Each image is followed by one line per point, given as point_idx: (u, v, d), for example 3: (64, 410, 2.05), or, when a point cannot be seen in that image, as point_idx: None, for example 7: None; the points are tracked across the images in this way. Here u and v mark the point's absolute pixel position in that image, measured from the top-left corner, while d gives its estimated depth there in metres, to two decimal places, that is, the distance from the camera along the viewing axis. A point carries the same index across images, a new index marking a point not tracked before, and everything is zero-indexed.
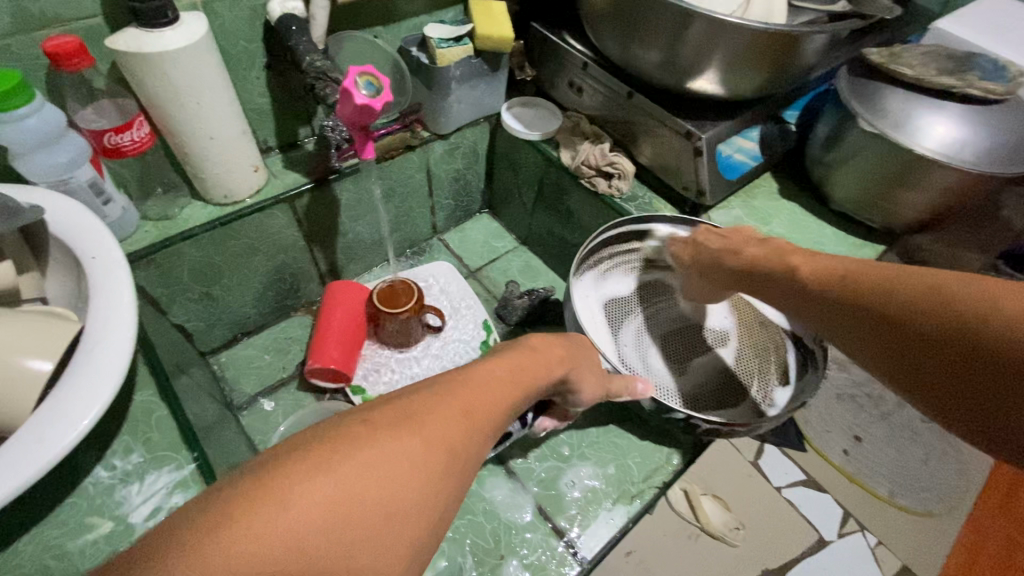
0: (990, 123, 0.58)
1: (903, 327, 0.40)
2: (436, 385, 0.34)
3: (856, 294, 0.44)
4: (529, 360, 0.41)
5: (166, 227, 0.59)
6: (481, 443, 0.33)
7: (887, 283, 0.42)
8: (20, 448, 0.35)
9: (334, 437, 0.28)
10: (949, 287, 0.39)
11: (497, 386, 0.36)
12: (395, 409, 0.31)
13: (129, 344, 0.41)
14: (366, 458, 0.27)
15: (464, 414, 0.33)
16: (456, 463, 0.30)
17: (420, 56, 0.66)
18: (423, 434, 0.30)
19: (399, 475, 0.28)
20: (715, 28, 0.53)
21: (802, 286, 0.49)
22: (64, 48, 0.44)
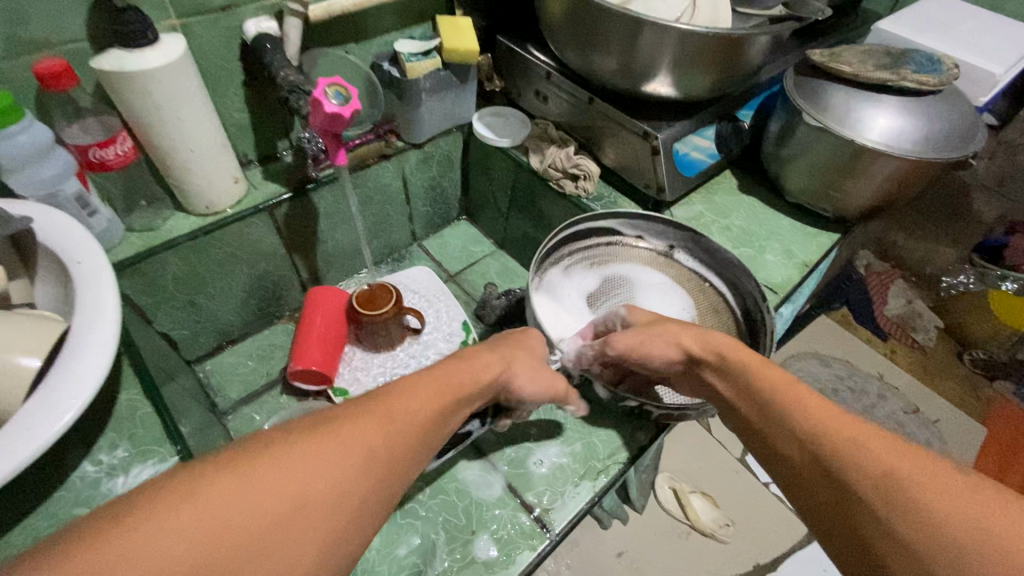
0: (926, 113, 0.62)
1: (841, 501, 0.34)
2: (368, 399, 0.35)
3: (796, 439, 0.37)
4: (467, 370, 0.43)
5: (150, 237, 0.61)
6: (411, 445, 0.34)
7: (832, 440, 0.35)
8: (9, 438, 0.37)
9: (263, 448, 0.29)
10: (903, 468, 0.32)
11: (431, 398, 0.38)
12: (324, 424, 0.32)
13: (112, 341, 0.43)
14: (284, 461, 0.28)
15: (390, 418, 0.34)
16: (381, 476, 0.32)
17: (391, 71, 0.70)
18: (346, 439, 0.31)
19: (319, 475, 0.29)
20: (662, 35, 0.57)
21: (749, 393, 0.42)
22: (52, 69, 0.47)
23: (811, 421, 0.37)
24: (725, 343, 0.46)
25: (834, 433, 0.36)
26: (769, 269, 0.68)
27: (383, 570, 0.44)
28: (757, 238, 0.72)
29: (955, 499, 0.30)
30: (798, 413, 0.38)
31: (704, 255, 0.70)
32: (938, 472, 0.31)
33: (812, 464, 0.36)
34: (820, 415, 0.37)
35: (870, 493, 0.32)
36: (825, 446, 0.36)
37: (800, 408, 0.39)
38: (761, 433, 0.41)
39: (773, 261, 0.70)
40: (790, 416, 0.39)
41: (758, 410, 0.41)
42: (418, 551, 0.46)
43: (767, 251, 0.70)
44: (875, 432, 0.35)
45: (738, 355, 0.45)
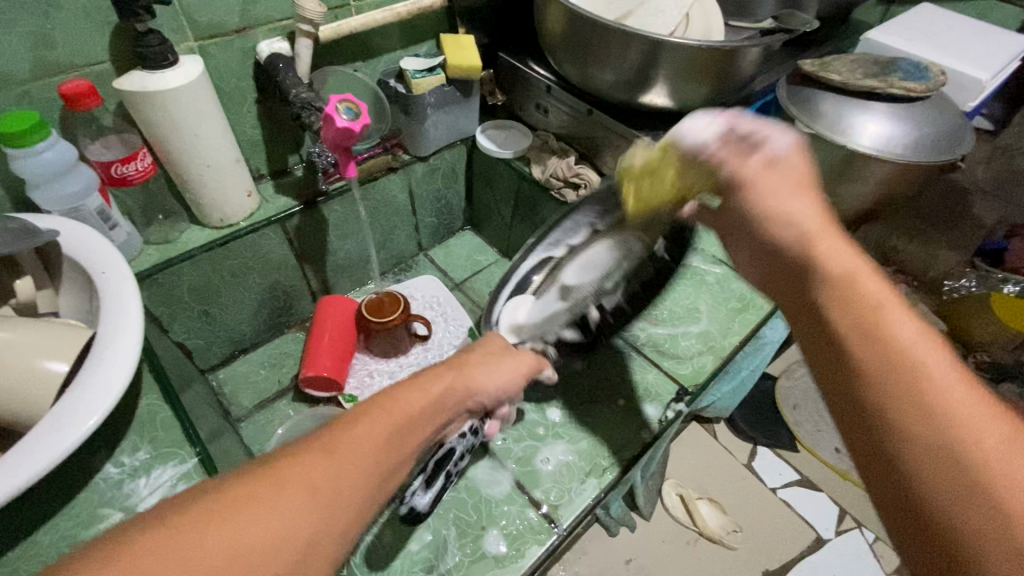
0: (914, 119, 0.64)
1: (920, 465, 0.28)
2: (309, 438, 0.32)
3: (879, 378, 0.30)
4: (421, 395, 0.38)
5: (167, 249, 0.63)
6: (364, 477, 0.31)
7: (932, 395, 0.29)
8: (40, 439, 0.39)
9: (182, 514, 0.26)
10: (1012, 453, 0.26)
11: (379, 430, 0.34)
12: (252, 477, 0.28)
13: (137, 347, 0.45)
14: (210, 525, 0.26)
15: (333, 452, 0.31)
16: (323, 528, 0.28)
17: (397, 86, 0.73)
18: (281, 486, 0.28)
19: (250, 531, 0.26)
20: (657, 48, 0.60)
21: (823, 304, 0.34)
22: (77, 90, 0.50)
23: (909, 362, 0.30)
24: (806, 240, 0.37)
25: (934, 389, 0.29)
26: None
27: (393, 566, 0.43)
28: None
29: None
30: (893, 349, 0.31)
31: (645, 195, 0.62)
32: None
33: (888, 415, 0.29)
34: (927, 357, 0.30)
35: (970, 469, 0.26)
36: (922, 395, 0.29)
37: (863, 297, 0.33)
38: (828, 356, 0.33)
39: None
40: (876, 350, 0.31)
41: (833, 325, 0.34)
42: (429, 549, 0.44)
43: None
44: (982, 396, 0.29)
45: (788, 235, 0.38)
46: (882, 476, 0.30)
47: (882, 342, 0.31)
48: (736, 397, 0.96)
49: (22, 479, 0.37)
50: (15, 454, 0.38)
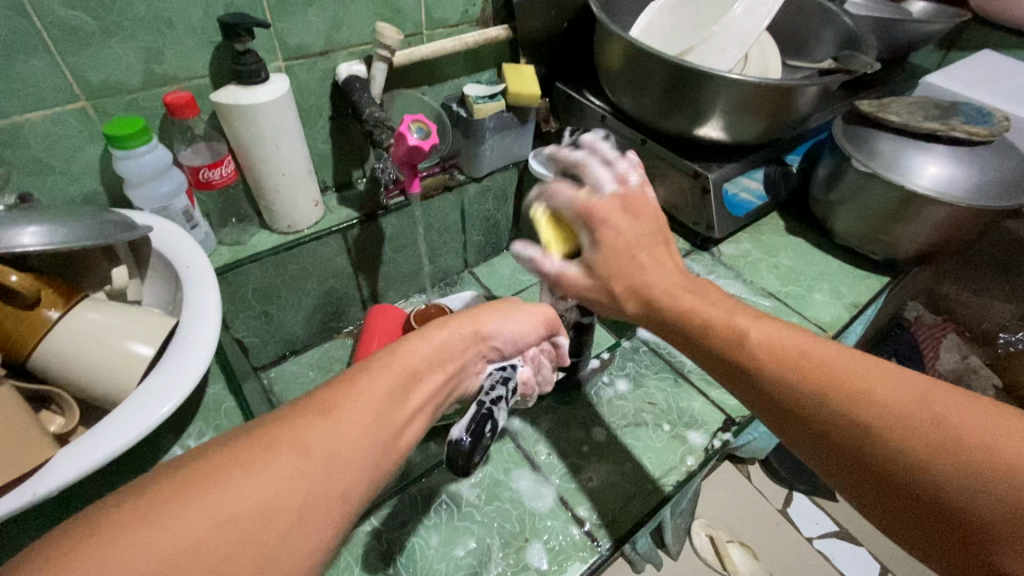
0: (976, 163, 0.64)
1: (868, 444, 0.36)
2: (299, 405, 0.33)
3: (807, 393, 0.38)
4: (418, 351, 0.40)
5: (238, 251, 0.68)
6: (365, 437, 0.33)
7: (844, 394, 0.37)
8: (127, 415, 0.42)
9: (173, 477, 0.27)
10: (906, 396, 0.36)
11: (377, 389, 0.36)
12: (245, 442, 0.30)
13: (215, 337, 0.48)
14: (214, 486, 0.27)
15: (325, 413, 0.33)
16: (325, 485, 0.30)
17: (459, 111, 0.76)
18: (276, 449, 0.30)
19: (255, 492, 0.28)
20: (715, 84, 0.62)
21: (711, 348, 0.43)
22: (178, 100, 0.55)
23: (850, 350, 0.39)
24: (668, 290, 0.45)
25: (834, 375, 0.38)
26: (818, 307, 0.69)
27: (438, 569, 0.43)
28: (805, 278, 0.73)
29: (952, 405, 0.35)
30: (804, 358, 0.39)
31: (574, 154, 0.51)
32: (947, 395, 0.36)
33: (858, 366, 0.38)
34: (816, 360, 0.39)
35: (888, 428, 0.35)
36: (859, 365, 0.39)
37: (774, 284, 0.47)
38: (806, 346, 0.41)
39: (821, 300, 0.70)
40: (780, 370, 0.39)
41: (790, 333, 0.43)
42: (471, 557, 0.44)
43: (815, 291, 0.71)
44: (869, 365, 0.38)
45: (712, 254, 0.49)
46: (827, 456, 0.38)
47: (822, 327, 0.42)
48: (772, 440, 0.94)
49: (110, 449, 0.40)
50: (107, 425, 0.41)
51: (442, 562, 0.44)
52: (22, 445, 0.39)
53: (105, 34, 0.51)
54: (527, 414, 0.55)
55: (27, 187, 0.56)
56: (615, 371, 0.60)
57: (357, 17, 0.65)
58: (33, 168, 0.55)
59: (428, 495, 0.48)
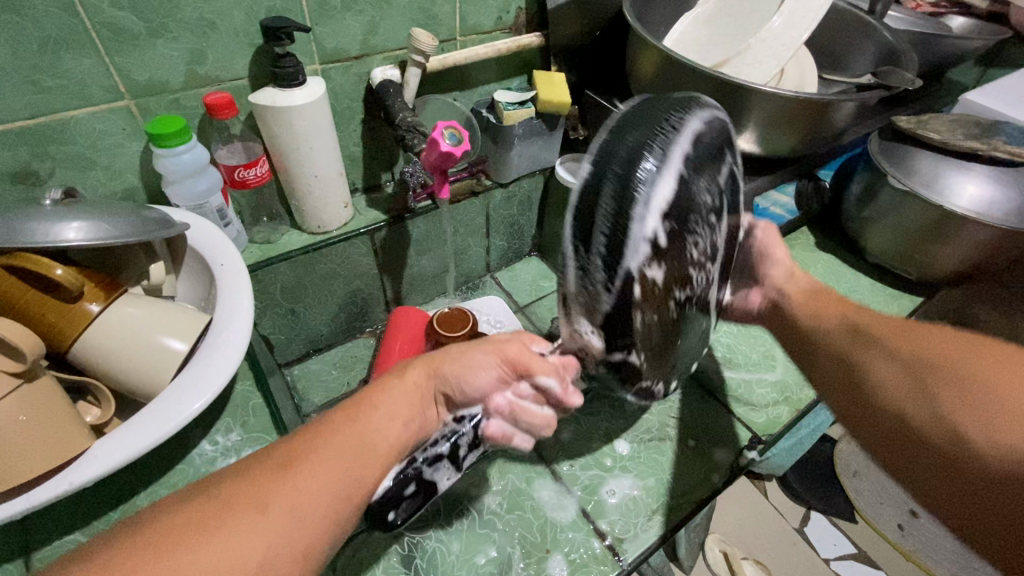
0: (1020, 184, 0.62)
1: (895, 397, 0.43)
2: (259, 462, 0.33)
3: (865, 354, 0.47)
4: (378, 401, 0.40)
5: (268, 249, 0.69)
6: (322, 497, 0.33)
7: (898, 350, 0.45)
8: (159, 410, 0.42)
9: (129, 542, 0.28)
10: (984, 370, 0.40)
11: (338, 438, 0.36)
12: (202, 502, 0.30)
13: (247, 334, 0.49)
14: (172, 560, 0.27)
15: (283, 469, 0.33)
16: (282, 543, 0.30)
17: (489, 116, 0.77)
18: (232, 511, 0.30)
19: (207, 556, 0.28)
20: (749, 96, 0.61)
21: (803, 326, 0.54)
22: (219, 101, 0.56)
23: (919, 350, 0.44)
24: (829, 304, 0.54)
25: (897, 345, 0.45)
26: None
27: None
28: None
29: (1000, 376, 0.39)
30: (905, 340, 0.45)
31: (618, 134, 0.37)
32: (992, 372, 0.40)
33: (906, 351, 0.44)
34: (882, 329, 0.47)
35: (935, 389, 0.41)
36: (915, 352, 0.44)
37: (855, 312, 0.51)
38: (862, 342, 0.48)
39: None
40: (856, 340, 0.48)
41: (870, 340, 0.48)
42: (491, 565, 0.44)
43: None
44: (939, 341, 0.44)
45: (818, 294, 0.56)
46: (865, 419, 0.45)
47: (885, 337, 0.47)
48: (791, 457, 0.91)
49: (142, 444, 0.41)
50: (137, 422, 0.42)
51: (463, 569, 0.44)
52: (59, 436, 0.40)
53: (150, 35, 0.53)
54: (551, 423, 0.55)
55: (69, 182, 0.57)
56: None
57: (393, 23, 0.65)
58: (76, 163, 0.56)
59: (450, 502, 0.48)
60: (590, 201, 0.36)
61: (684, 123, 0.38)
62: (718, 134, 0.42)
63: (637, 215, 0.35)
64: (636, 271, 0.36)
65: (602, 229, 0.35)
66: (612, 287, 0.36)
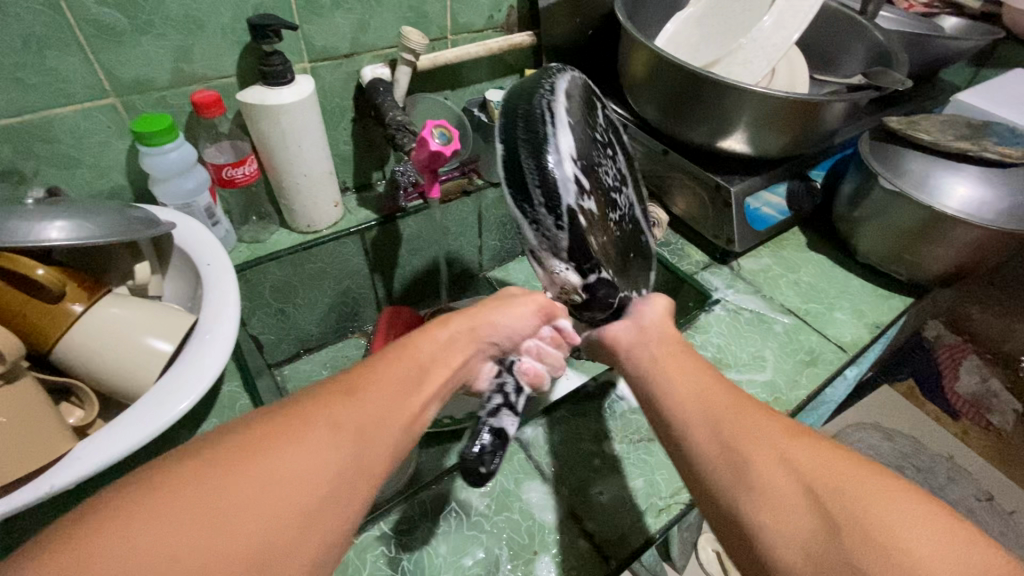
0: (1010, 186, 0.62)
1: (788, 530, 0.32)
2: (326, 387, 0.35)
3: (752, 455, 0.36)
4: (429, 341, 0.43)
5: (257, 248, 0.68)
6: (388, 419, 0.35)
7: (789, 456, 0.35)
8: (143, 412, 0.42)
9: (223, 447, 0.29)
10: (894, 520, 0.31)
11: (397, 369, 0.39)
12: (284, 415, 0.32)
13: (233, 335, 0.48)
14: (269, 462, 0.29)
15: (350, 393, 0.35)
16: (355, 459, 0.32)
17: (480, 115, 0.76)
18: (313, 426, 0.32)
19: (300, 459, 0.30)
20: (740, 96, 0.61)
21: (674, 430, 0.40)
22: (205, 99, 0.55)
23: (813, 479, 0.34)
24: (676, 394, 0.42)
25: (781, 445, 0.36)
26: (838, 326, 0.68)
27: None
28: (825, 295, 0.72)
29: (904, 507, 0.31)
30: (795, 458, 0.35)
31: (509, 116, 0.47)
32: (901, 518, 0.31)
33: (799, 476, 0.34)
34: (748, 423, 0.38)
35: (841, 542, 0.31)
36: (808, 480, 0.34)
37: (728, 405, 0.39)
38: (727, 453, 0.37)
39: (842, 319, 0.69)
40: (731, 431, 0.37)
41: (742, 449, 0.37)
42: (478, 567, 0.44)
43: (836, 309, 0.70)
44: (830, 452, 0.35)
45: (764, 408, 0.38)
46: (746, 560, 0.34)
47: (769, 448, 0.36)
48: None
49: (125, 446, 0.40)
50: (120, 423, 0.41)
51: (450, 571, 0.44)
52: (42, 437, 0.39)
53: (136, 32, 0.52)
54: (539, 423, 0.55)
55: (55, 180, 0.57)
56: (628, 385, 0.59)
57: (383, 21, 0.65)
58: (61, 162, 0.56)
59: (437, 503, 0.47)
60: (514, 162, 0.45)
61: (553, 83, 0.49)
62: (584, 85, 0.54)
63: (553, 162, 0.44)
64: (575, 205, 0.45)
65: (535, 185, 0.44)
66: (562, 223, 0.45)
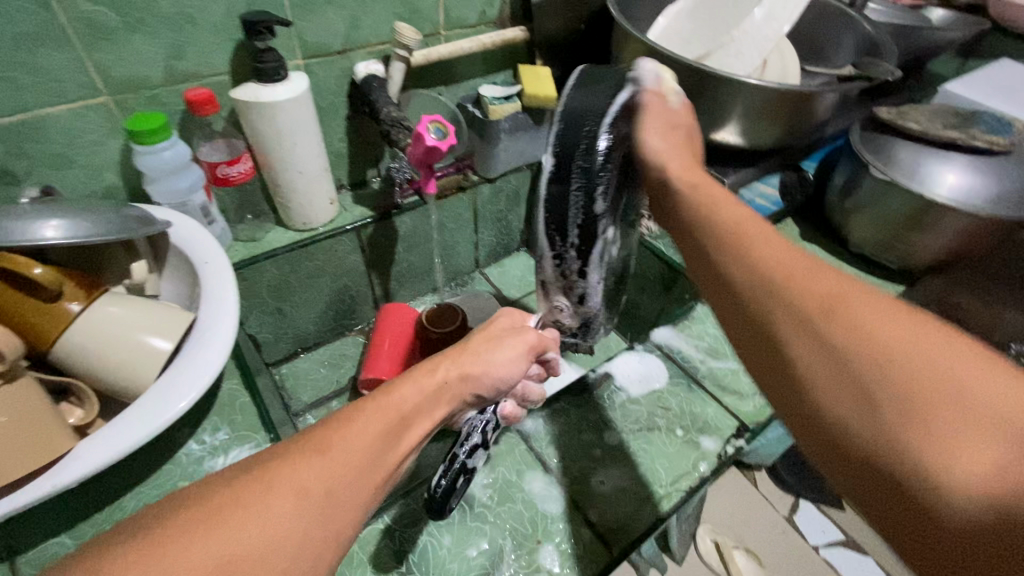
0: (997, 173, 0.63)
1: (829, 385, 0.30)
2: (292, 442, 0.32)
3: (803, 305, 0.32)
4: (408, 387, 0.39)
5: (253, 247, 0.68)
6: (357, 484, 0.32)
7: (849, 305, 0.32)
8: (143, 410, 0.42)
9: (174, 521, 0.27)
10: (957, 379, 0.28)
11: (374, 423, 0.35)
12: (242, 483, 0.29)
13: (233, 332, 0.48)
14: (220, 540, 0.27)
15: (315, 454, 0.32)
16: (315, 533, 0.29)
17: (475, 111, 0.76)
18: (273, 494, 0.29)
19: (255, 535, 0.28)
20: (732, 89, 0.61)
21: (717, 284, 0.37)
22: (199, 97, 0.55)
23: (873, 337, 0.30)
24: (718, 234, 0.39)
25: (875, 325, 0.30)
26: None
27: (451, 569, 0.43)
28: None
29: (968, 369, 0.28)
30: (847, 311, 0.31)
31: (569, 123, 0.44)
32: (969, 370, 0.28)
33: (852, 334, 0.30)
34: (813, 287, 0.33)
35: (891, 397, 0.28)
36: (863, 333, 0.30)
37: (774, 251, 0.36)
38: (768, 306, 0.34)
39: None
40: (820, 307, 0.32)
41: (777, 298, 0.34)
42: (482, 557, 0.44)
43: None
44: (894, 311, 0.31)
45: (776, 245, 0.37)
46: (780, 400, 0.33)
47: (826, 297, 0.32)
48: (781, 446, 0.92)
49: (124, 445, 0.40)
50: (119, 424, 0.41)
51: (454, 562, 0.44)
52: (41, 437, 0.39)
53: (128, 30, 0.52)
54: (541, 415, 0.55)
55: (48, 181, 0.56)
56: (626, 376, 0.60)
57: (376, 17, 0.65)
58: (53, 161, 0.55)
59: None
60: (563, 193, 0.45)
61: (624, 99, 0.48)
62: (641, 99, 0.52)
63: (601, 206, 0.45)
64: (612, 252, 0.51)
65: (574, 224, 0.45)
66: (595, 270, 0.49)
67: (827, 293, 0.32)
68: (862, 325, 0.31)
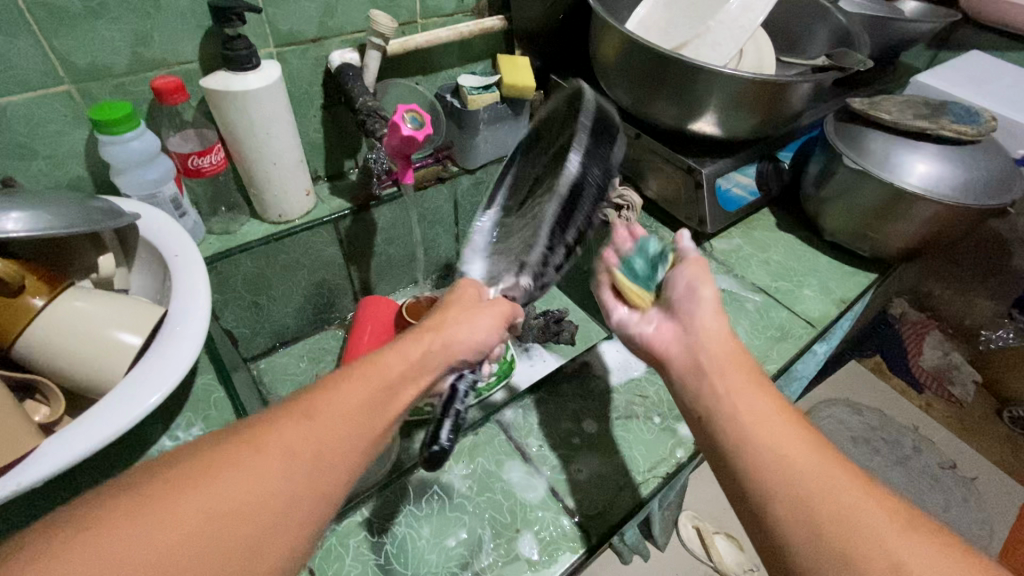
0: (965, 162, 0.64)
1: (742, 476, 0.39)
2: (282, 408, 0.34)
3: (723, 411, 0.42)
4: (392, 356, 0.41)
5: (227, 240, 0.67)
6: (344, 447, 0.34)
7: (763, 421, 0.40)
8: (113, 406, 0.41)
9: (166, 473, 0.29)
10: (828, 493, 0.34)
11: (361, 389, 0.37)
12: (233, 442, 0.31)
13: (206, 325, 0.48)
14: (212, 493, 0.29)
15: (307, 418, 0.34)
16: (303, 487, 0.31)
17: (453, 101, 0.76)
18: (264, 453, 0.31)
19: (246, 488, 0.29)
20: (709, 79, 0.62)
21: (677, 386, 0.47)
22: (167, 85, 0.53)
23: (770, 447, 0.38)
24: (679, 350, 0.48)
25: (771, 438, 0.38)
26: (806, 302, 0.70)
27: (429, 560, 0.43)
28: (794, 273, 0.74)
29: (840, 487, 0.35)
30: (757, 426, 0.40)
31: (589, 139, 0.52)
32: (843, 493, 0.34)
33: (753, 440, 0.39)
34: (735, 400, 0.42)
35: (775, 495, 0.36)
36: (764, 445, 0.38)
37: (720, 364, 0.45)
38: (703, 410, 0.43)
39: (810, 296, 0.71)
40: (735, 416, 0.41)
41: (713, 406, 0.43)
42: (461, 547, 0.44)
43: (805, 286, 0.72)
44: (796, 433, 0.39)
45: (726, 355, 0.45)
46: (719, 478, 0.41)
47: (746, 410, 0.41)
48: None
49: (93, 441, 0.39)
50: (87, 420, 0.40)
51: (431, 552, 0.44)
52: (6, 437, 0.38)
53: (90, 16, 0.50)
54: (520, 405, 0.56)
55: (10, 172, 0.54)
56: (604, 365, 0.60)
57: (350, 5, 0.64)
58: (15, 152, 0.54)
59: (420, 486, 0.48)
60: (580, 196, 0.52)
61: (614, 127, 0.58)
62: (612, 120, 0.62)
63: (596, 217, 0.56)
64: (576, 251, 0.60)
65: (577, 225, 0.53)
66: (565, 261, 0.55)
67: (744, 410, 0.41)
68: (768, 435, 0.39)
